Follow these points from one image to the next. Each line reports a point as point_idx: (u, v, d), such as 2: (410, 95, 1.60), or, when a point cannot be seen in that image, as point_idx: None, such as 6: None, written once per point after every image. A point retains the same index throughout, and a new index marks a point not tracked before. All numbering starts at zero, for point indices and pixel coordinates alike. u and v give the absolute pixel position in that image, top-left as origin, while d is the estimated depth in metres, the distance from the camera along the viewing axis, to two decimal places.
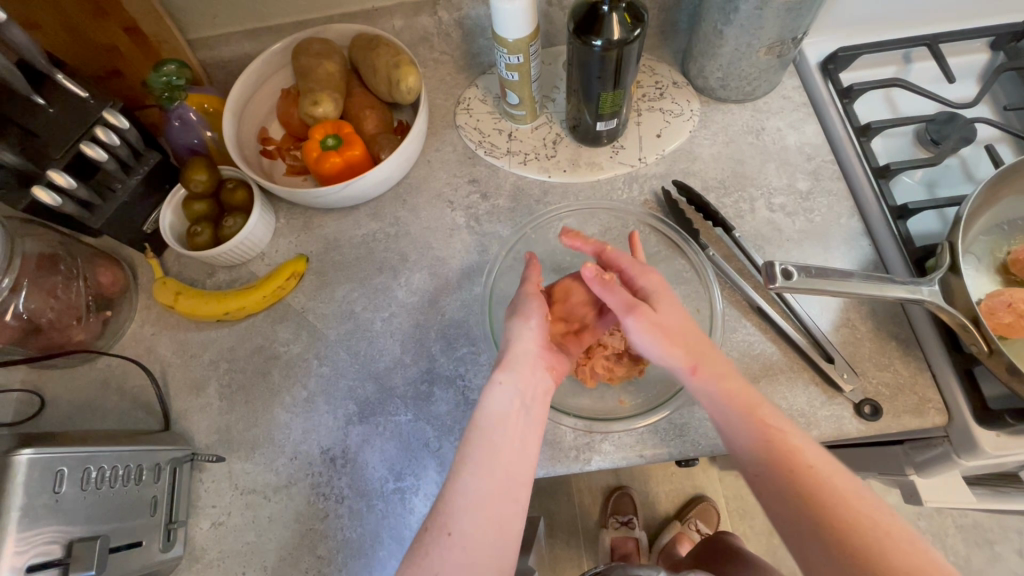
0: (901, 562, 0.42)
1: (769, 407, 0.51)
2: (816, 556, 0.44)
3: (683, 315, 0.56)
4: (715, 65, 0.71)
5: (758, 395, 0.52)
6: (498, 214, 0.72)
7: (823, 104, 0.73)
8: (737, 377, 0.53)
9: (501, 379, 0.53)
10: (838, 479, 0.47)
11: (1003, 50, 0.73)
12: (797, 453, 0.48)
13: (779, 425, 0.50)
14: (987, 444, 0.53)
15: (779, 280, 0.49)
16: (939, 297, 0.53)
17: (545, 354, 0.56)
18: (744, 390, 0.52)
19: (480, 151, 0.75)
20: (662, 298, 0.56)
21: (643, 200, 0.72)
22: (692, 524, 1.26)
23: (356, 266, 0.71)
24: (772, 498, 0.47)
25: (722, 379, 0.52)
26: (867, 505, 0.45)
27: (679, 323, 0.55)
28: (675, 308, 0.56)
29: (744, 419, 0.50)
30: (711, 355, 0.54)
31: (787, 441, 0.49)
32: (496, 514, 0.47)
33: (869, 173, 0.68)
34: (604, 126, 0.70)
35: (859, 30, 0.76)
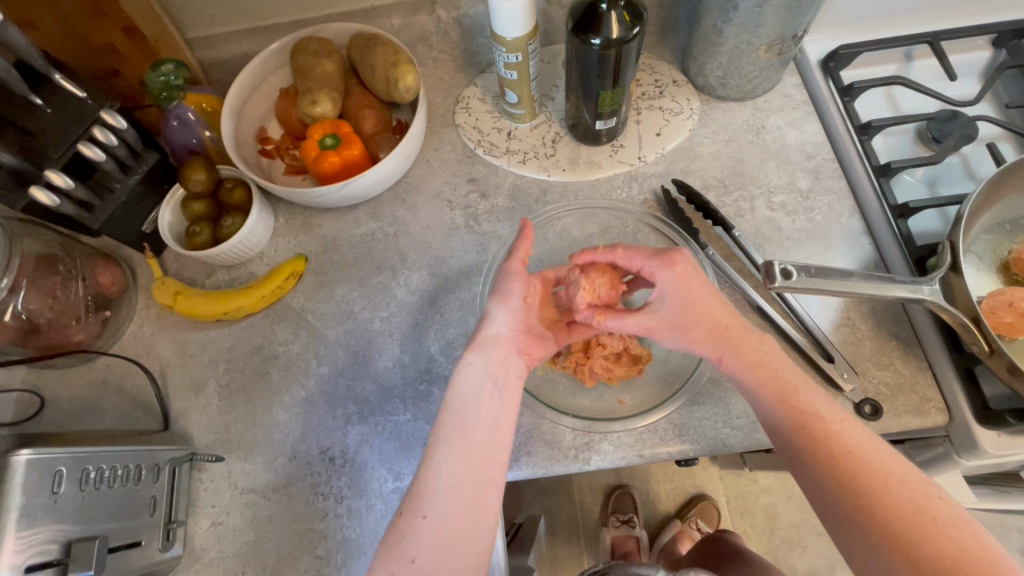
0: (945, 546, 0.42)
1: (810, 391, 0.51)
2: (853, 539, 0.45)
3: (714, 306, 0.53)
4: (715, 63, 0.71)
5: (799, 379, 0.51)
6: (497, 213, 0.72)
7: (824, 102, 0.73)
8: (771, 361, 0.52)
9: (472, 360, 0.53)
10: (880, 464, 0.46)
11: (1004, 47, 0.73)
12: (837, 439, 0.48)
13: (820, 409, 0.49)
14: (987, 444, 0.53)
15: (779, 280, 0.49)
16: (940, 297, 0.52)
17: (522, 338, 0.55)
18: (780, 376, 0.51)
19: (479, 151, 0.75)
20: (680, 299, 0.52)
21: (643, 199, 0.71)
22: (693, 523, 1.27)
23: (355, 266, 0.71)
24: (811, 483, 0.48)
25: (756, 369, 0.52)
26: (911, 490, 0.45)
27: (709, 310, 0.53)
28: (693, 307, 0.52)
29: (779, 407, 0.50)
30: (747, 343, 0.53)
31: (827, 426, 0.48)
32: (471, 495, 0.47)
33: (870, 172, 0.67)
34: (604, 125, 0.70)
35: (860, 27, 0.75)
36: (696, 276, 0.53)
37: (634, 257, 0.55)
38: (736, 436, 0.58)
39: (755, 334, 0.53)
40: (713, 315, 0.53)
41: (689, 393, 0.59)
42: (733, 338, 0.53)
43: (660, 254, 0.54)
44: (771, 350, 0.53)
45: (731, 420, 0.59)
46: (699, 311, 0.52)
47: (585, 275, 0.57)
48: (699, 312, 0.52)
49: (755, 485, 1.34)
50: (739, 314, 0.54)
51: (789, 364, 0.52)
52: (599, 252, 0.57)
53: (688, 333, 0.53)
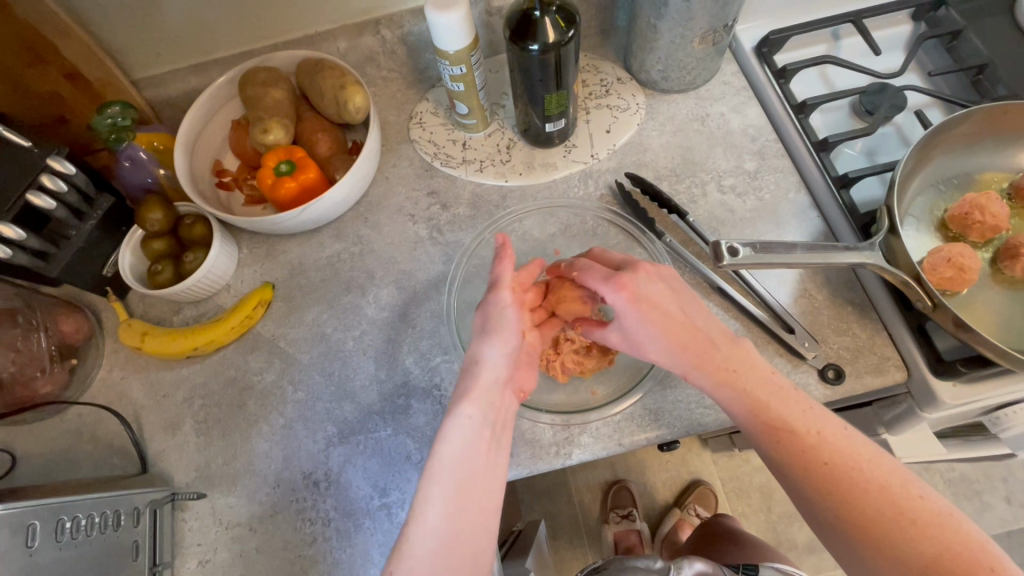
0: (926, 543, 0.44)
1: (784, 403, 0.51)
2: (837, 542, 0.48)
3: (666, 328, 0.54)
4: (655, 58, 0.73)
5: (770, 392, 0.52)
6: (460, 222, 0.73)
7: (761, 86, 0.76)
8: (739, 377, 0.52)
9: (467, 412, 0.52)
10: (859, 471, 0.48)
11: (923, 20, 0.76)
12: (813, 451, 0.49)
13: (794, 422, 0.50)
14: (944, 395, 0.56)
15: (726, 258, 0.51)
16: (881, 259, 0.55)
17: (514, 374, 0.56)
18: (750, 391, 0.52)
19: (436, 163, 0.77)
20: (633, 319, 0.54)
21: (599, 195, 0.73)
22: (692, 510, 1.32)
23: (324, 288, 0.71)
24: (795, 495, 0.50)
25: (722, 386, 0.53)
26: (890, 493, 0.46)
27: (669, 321, 0.54)
28: (649, 326, 0.54)
29: (754, 423, 0.51)
30: (710, 361, 0.53)
31: (802, 438, 0.50)
32: (467, 547, 0.47)
33: (810, 148, 0.70)
34: (554, 127, 0.72)
35: (787, 13, 0.79)
36: (650, 295, 0.54)
37: (590, 279, 0.56)
38: (709, 414, 0.59)
39: (723, 348, 0.54)
40: (674, 335, 0.54)
41: (657, 377, 0.61)
42: (698, 355, 0.53)
43: (610, 277, 0.55)
44: (741, 365, 0.53)
45: (703, 400, 0.60)
46: (642, 333, 0.55)
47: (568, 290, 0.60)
48: (658, 332, 0.54)
49: (746, 465, 1.39)
50: (705, 327, 0.54)
51: (761, 377, 0.52)
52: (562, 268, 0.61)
53: (648, 351, 0.55)
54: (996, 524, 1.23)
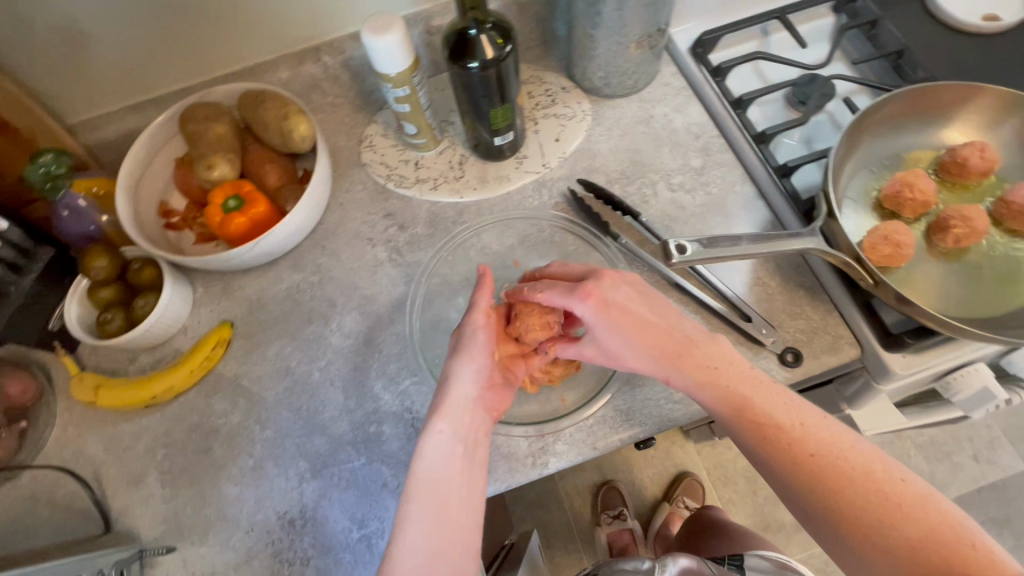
0: (910, 525, 0.46)
1: (767, 398, 0.53)
2: (826, 531, 0.50)
3: (646, 333, 0.55)
4: (596, 66, 0.75)
5: (753, 388, 0.53)
6: (418, 242, 0.73)
7: (700, 85, 0.79)
8: (719, 376, 0.54)
9: (439, 427, 0.52)
10: (842, 460, 0.49)
11: (844, 11, 0.79)
12: (797, 443, 0.51)
13: (777, 416, 0.52)
14: (896, 366, 0.58)
15: (675, 256, 0.53)
16: (822, 243, 0.57)
17: (485, 394, 0.56)
18: (731, 389, 0.53)
19: (390, 185, 0.76)
20: (603, 326, 0.55)
21: (554, 203, 0.74)
22: (681, 502, 1.35)
23: (285, 321, 0.70)
24: (783, 490, 0.52)
25: (704, 386, 0.54)
26: (873, 479, 0.48)
27: (643, 328, 0.55)
28: (620, 332, 0.55)
29: (738, 421, 0.53)
30: (690, 362, 0.54)
31: (786, 431, 0.51)
32: (449, 566, 0.47)
33: (750, 140, 0.73)
34: (503, 140, 0.72)
35: (717, 13, 0.81)
36: (616, 303, 0.55)
37: (551, 293, 0.57)
38: (679, 408, 0.60)
39: (702, 348, 0.55)
40: (656, 339, 0.55)
41: (625, 377, 0.61)
42: (681, 358, 0.54)
43: (575, 288, 0.56)
44: (724, 365, 0.54)
45: (671, 395, 0.61)
46: (621, 341, 0.55)
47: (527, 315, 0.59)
48: (632, 338, 0.55)
49: (729, 452, 1.42)
50: (685, 329, 0.56)
51: (741, 374, 0.54)
52: (525, 293, 0.59)
53: (625, 359, 0.56)
54: (967, 484, 1.29)
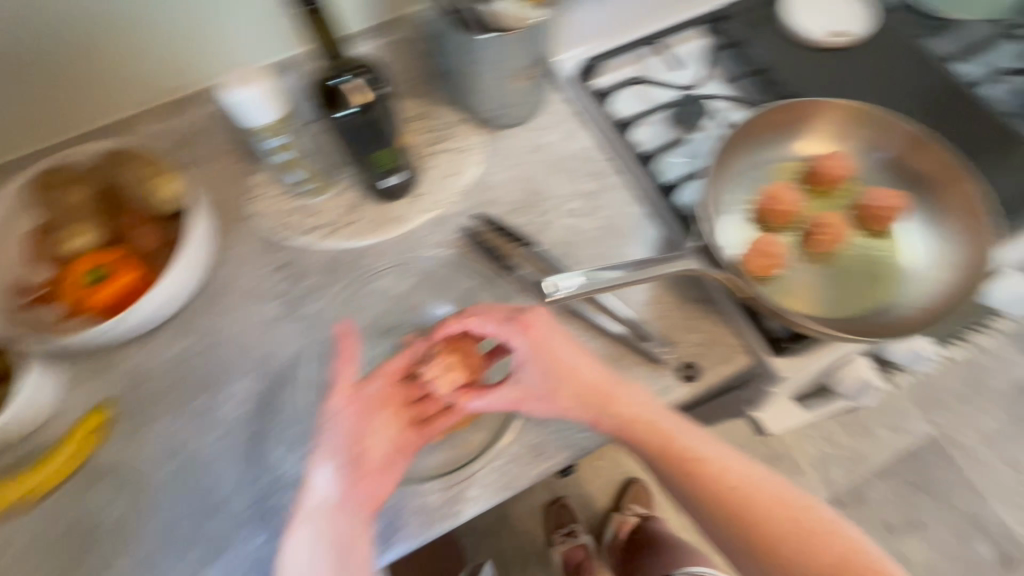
0: (803, 535, 0.56)
1: (687, 436, 0.58)
2: (737, 550, 0.57)
3: (574, 382, 0.59)
4: (483, 99, 0.75)
5: (675, 427, 0.58)
6: (314, 293, 0.70)
7: (587, 111, 0.80)
8: (645, 417, 0.57)
9: (295, 537, 0.53)
10: (748, 485, 0.58)
11: (715, 32, 0.82)
12: (714, 475, 0.58)
13: (696, 451, 0.58)
14: (781, 368, 0.62)
15: (547, 290, 0.57)
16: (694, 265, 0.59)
17: (355, 490, 0.55)
18: (655, 430, 0.57)
19: (281, 236, 0.73)
20: (537, 363, 0.60)
21: (452, 239, 0.72)
22: (630, 510, 1.37)
23: (171, 394, 0.65)
24: (701, 518, 0.59)
25: (632, 429, 0.57)
26: (773, 500, 0.57)
27: (573, 367, 0.59)
28: (554, 371, 0.59)
29: (663, 460, 0.58)
30: (616, 406, 0.58)
31: (703, 465, 0.58)
32: None
33: (635, 162, 0.76)
34: (395, 180, 0.71)
35: (597, 39, 0.84)
36: (553, 341, 0.61)
37: (489, 320, 0.62)
38: (588, 437, 0.60)
39: (626, 392, 0.58)
40: (584, 389, 0.58)
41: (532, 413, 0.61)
42: (608, 407, 0.58)
43: (512, 320, 0.61)
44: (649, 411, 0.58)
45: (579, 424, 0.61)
46: (549, 385, 0.60)
47: (439, 365, 0.62)
48: (565, 375, 0.59)
49: None
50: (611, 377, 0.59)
51: (663, 414, 0.58)
52: (455, 325, 0.62)
53: (556, 398, 0.59)
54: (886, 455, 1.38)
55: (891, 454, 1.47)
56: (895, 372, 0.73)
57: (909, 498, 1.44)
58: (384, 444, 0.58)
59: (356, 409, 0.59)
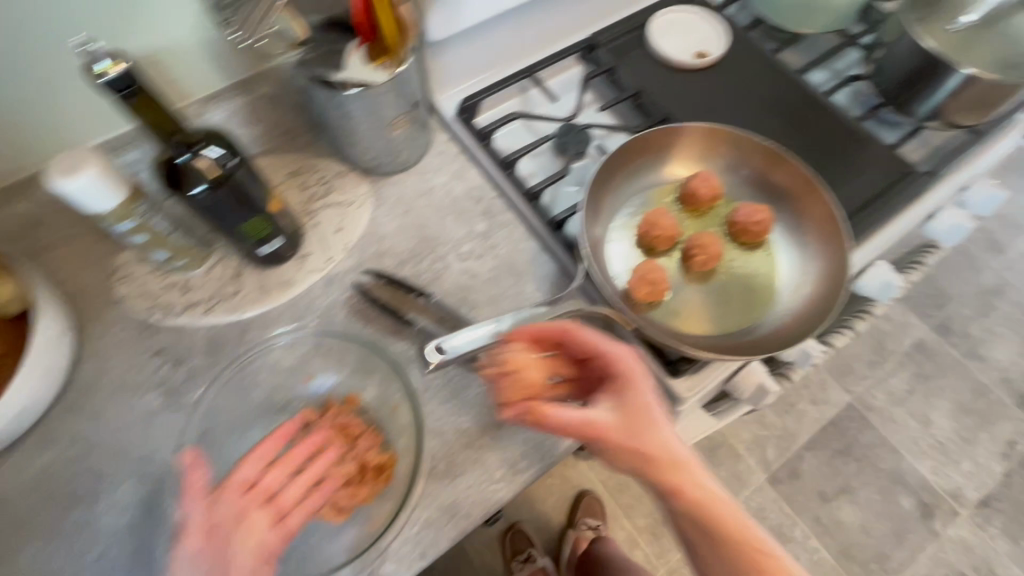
0: None
1: (729, 517, 0.55)
2: None
3: (661, 442, 0.53)
4: (361, 150, 0.72)
5: (719, 506, 0.55)
6: (198, 376, 0.65)
7: (472, 150, 0.79)
8: (698, 492, 0.54)
9: None
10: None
11: (588, 61, 0.85)
12: (751, 558, 0.54)
13: (738, 531, 0.54)
14: (681, 390, 0.63)
15: (432, 357, 0.53)
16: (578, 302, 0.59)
17: None
18: (702, 504, 0.54)
19: (155, 318, 0.68)
20: (622, 411, 0.54)
21: (345, 298, 0.70)
22: (584, 523, 1.39)
23: (39, 515, 0.58)
24: None
25: (682, 499, 0.54)
26: None
27: (649, 418, 0.53)
28: (633, 419, 0.53)
29: (703, 531, 0.55)
30: (675, 475, 0.53)
31: (743, 545, 0.54)
32: None
33: (522, 198, 0.75)
34: (271, 247, 0.68)
35: (476, 74, 0.82)
36: (644, 385, 0.54)
37: (616, 357, 0.55)
38: (500, 488, 0.59)
39: (684, 468, 0.54)
40: (657, 460, 0.53)
41: (442, 472, 0.59)
42: (670, 478, 0.53)
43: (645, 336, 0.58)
44: (704, 485, 0.55)
45: (491, 476, 0.60)
46: (635, 439, 0.53)
47: (262, 458, 0.54)
48: (638, 426, 0.53)
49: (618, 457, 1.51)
50: (691, 451, 0.54)
51: (710, 493, 0.55)
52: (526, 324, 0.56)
53: (626, 451, 0.53)
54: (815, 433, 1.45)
55: (816, 428, 1.57)
56: (786, 375, 0.78)
57: (837, 465, 1.53)
58: (250, 549, 0.50)
59: (204, 533, 0.50)
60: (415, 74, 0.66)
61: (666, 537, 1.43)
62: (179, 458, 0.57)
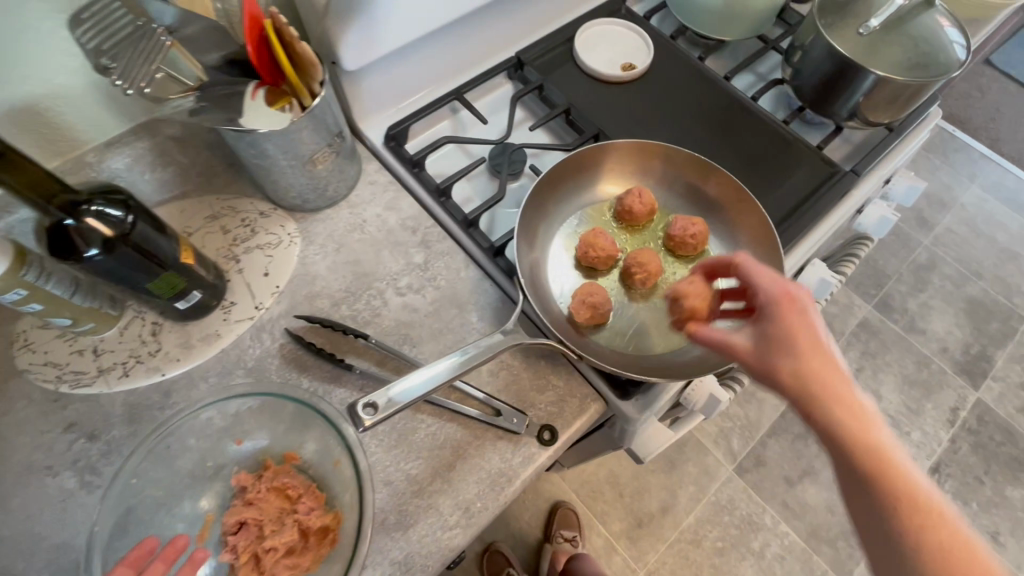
0: None
1: (894, 462, 0.45)
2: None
3: (807, 362, 0.47)
4: (284, 187, 0.68)
5: (885, 450, 0.45)
6: (117, 448, 0.59)
7: (404, 177, 0.77)
8: (865, 432, 0.45)
9: None
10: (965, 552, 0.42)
11: (515, 79, 0.85)
12: (921, 519, 0.43)
13: (906, 481, 0.44)
14: (631, 411, 0.63)
15: (362, 417, 0.48)
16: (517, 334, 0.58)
17: None
18: (864, 443, 0.45)
19: (64, 388, 0.62)
20: (772, 335, 0.49)
21: (278, 346, 0.65)
22: (560, 537, 1.38)
23: None
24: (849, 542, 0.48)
25: (836, 432, 0.46)
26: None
27: (803, 344, 0.47)
28: (788, 345, 0.48)
29: (850, 469, 0.46)
30: (835, 404, 0.46)
31: (911, 499, 0.44)
32: None
33: (459, 225, 0.73)
34: (187, 302, 0.62)
35: (404, 100, 0.82)
36: (797, 319, 0.48)
37: (758, 279, 0.50)
38: (456, 534, 0.57)
39: (845, 399, 0.46)
40: (806, 378, 0.47)
41: (393, 524, 0.57)
42: (821, 401, 0.46)
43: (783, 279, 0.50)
44: (865, 416, 0.46)
45: (445, 522, 0.57)
46: (769, 364, 0.48)
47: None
48: (787, 354, 0.48)
49: (589, 465, 1.51)
50: (847, 377, 0.47)
51: (876, 437, 0.45)
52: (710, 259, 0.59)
53: (772, 374, 0.48)
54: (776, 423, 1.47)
55: (776, 414, 1.61)
56: (737, 382, 0.72)
57: (800, 449, 1.57)
58: None
59: None
60: (333, 102, 0.63)
61: (642, 539, 1.44)
62: (147, 517, 0.56)
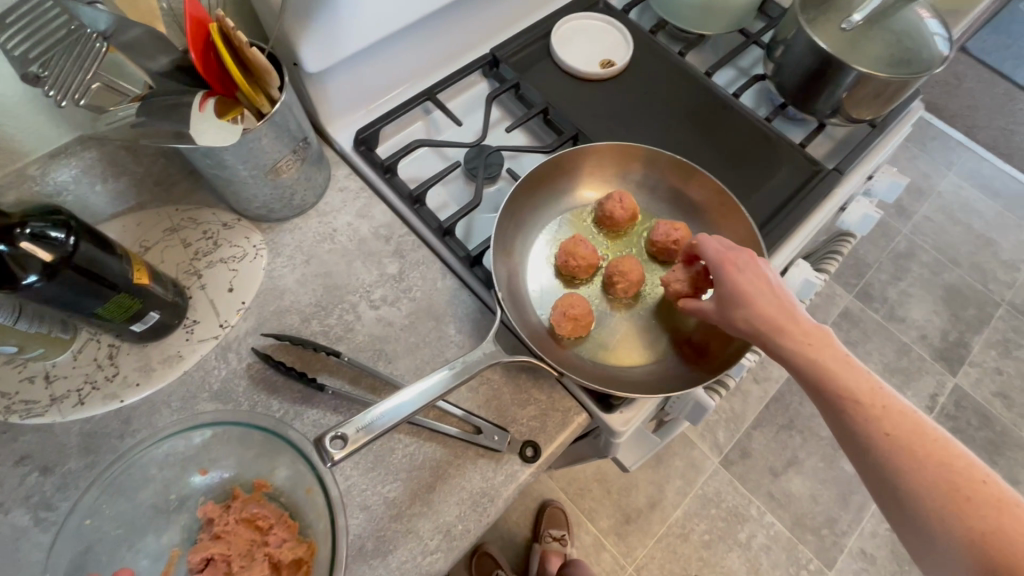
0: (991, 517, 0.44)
1: (851, 372, 0.50)
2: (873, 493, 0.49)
3: (761, 306, 0.54)
4: (247, 198, 0.64)
5: (840, 364, 0.51)
6: (73, 482, 0.56)
7: (375, 183, 0.74)
8: (820, 354, 0.51)
9: None
10: (922, 438, 0.47)
11: (490, 77, 0.82)
12: (882, 418, 0.48)
13: (861, 389, 0.50)
14: (616, 423, 0.61)
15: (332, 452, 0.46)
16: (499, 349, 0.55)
17: None
18: (821, 362, 0.51)
19: (13, 420, 0.58)
20: (728, 289, 0.56)
21: (245, 365, 0.62)
22: (548, 536, 1.38)
23: None
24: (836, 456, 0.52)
25: (797, 357, 0.52)
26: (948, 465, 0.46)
27: (754, 295, 0.54)
28: (741, 296, 0.55)
29: (813, 386, 0.51)
30: (788, 336, 0.52)
31: (866, 404, 0.49)
32: None
33: (433, 233, 0.70)
34: (143, 324, 0.59)
35: (373, 100, 0.78)
36: (748, 274, 0.55)
37: (705, 247, 0.58)
38: (438, 559, 0.54)
39: (799, 328, 0.53)
40: (761, 318, 0.53)
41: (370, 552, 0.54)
42: (773, 335, 0.53)
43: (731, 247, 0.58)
44: (821, 342, 0.52)
45: (425, 548, 0.55)
46: (730, 317, 0.55)
47: None
48: (742, 303, 0.54)
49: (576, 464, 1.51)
50: (801, 316, 0.54)
51: (834, 356, 0.51)
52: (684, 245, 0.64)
53: (731, 323, 0.55)
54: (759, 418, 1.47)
55: (761, 406, 1.62)
56: (721, 385, 0.70)
57: (784, 439, 1.59)
58: None
59: None
60: (295, 107, 0.59)
61: (630, 535, 1.44)
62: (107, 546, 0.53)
